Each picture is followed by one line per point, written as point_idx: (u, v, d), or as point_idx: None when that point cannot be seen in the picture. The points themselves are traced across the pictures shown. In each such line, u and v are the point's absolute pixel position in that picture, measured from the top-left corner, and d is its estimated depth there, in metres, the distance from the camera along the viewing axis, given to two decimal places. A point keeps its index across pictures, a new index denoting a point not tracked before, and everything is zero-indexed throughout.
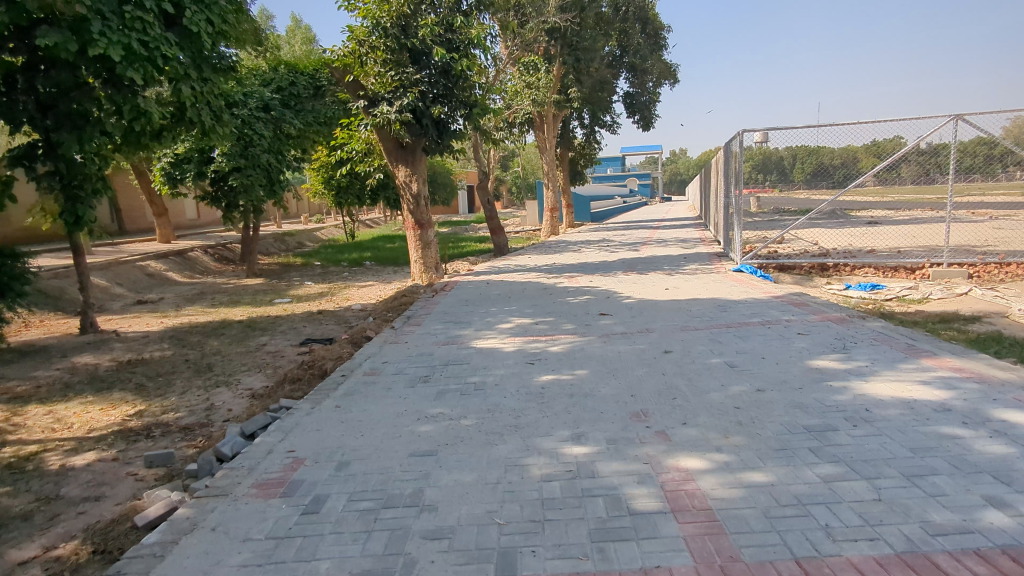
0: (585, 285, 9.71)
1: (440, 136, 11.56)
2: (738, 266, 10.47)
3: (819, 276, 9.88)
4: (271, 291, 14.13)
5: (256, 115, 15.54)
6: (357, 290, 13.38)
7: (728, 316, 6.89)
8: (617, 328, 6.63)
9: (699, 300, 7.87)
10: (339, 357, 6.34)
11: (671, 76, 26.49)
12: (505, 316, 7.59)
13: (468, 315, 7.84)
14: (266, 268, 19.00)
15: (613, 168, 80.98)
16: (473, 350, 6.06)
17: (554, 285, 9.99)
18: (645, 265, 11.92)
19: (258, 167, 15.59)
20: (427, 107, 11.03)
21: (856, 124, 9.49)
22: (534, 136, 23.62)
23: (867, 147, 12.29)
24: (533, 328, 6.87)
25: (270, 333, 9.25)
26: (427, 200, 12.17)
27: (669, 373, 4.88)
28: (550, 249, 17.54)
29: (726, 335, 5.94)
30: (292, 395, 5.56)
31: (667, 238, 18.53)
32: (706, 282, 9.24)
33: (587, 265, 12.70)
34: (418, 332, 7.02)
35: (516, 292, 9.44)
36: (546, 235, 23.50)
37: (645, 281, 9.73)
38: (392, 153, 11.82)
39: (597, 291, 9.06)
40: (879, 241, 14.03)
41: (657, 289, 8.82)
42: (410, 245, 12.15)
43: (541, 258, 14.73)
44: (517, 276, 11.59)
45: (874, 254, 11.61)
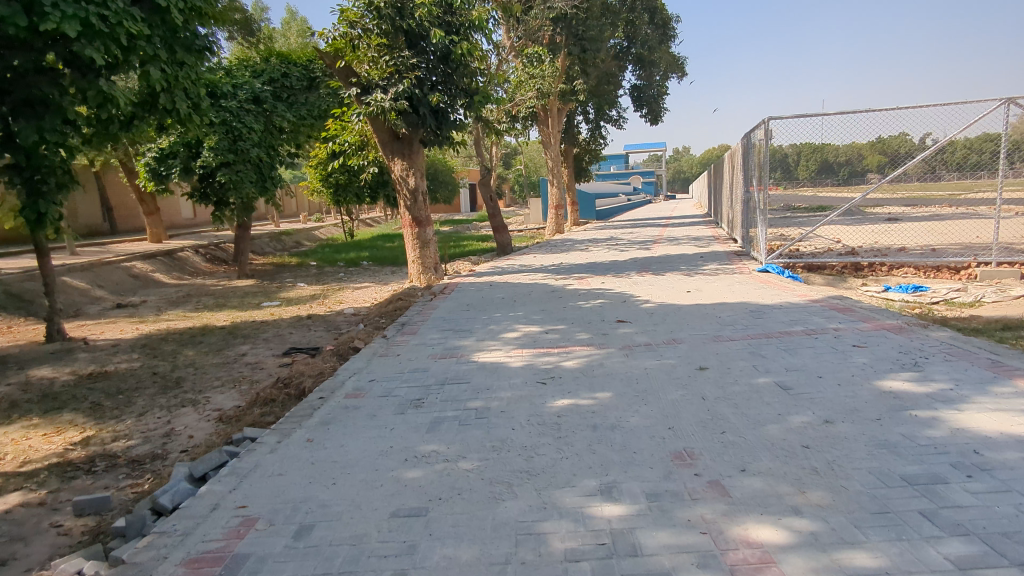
0: (598, 288, 8.87)
1: (440, 126, 10.75)
2: (762, 266, 9.63)
3: (853, 276, 9.05)
4: (261, 293, 13.33)
5: (246, 107, 14.71)
6: (352, 293, 12.58)
7: (764, 323, 6.06)
8: (638, 338, 5.81)
9: (728, 305, 7.04)
10: (320, 373, 5.52)
11: (679, 69, 25.65)
12: (510, 324, 6.77)
13: (469, 322, 7.02)
14: (259, 269, 18.20)
15: (616, 166, 80.14)
16: (473, 365, 5.24)
17: (563, 287, 9.16)
18: (659, 265, 11.07)
19: (248, 162, 14.77)
20: (425, 95, 10.24)
21: (894, 110, 8.68)
22: (538, 131, 22.84)
23: (871, 145, 11.52)
24: (542, 338, 6.05)
25: (253, 341, 8.45)
26: (426, 196, 11.36)
27: (710, 397, 4.06)
28: (556, 248, 16.71)
29: (769, 348, 5.11)
30: (262, 418, 4.75)
31: (678, 235, 17.69)
32: (731, 284, 8.41)
33: (598, 265, 11.87)
34: (412, 343, 6.20)
35: (522, 296, 8.63)
36: (551, 233, 22.66)
37: (664, 283, 8.89)
38: (388, 146, 10.99)
39: (611, 293, 8.22)
40: (907, 239, 13.19)
41: (679, 292, 7.98)
42: (407, 244, 11.33)
43: (546, 258, 13.87)
44: (522, 277, 10.78)
45: (908, 253, 10.77)
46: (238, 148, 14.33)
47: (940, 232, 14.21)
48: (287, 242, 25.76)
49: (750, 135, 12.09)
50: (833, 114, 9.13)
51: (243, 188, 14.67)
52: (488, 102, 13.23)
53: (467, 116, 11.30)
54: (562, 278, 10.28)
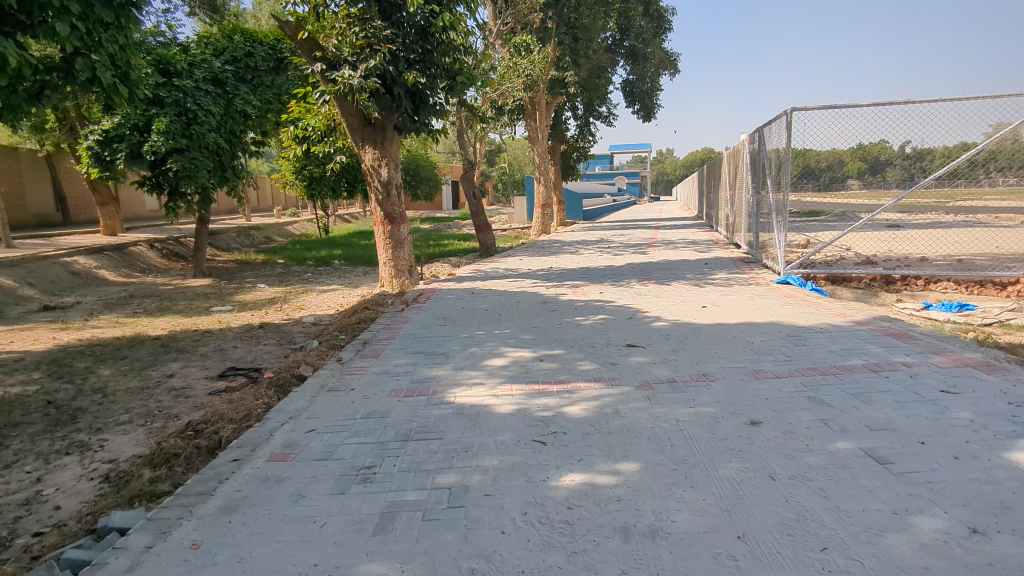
0: (597, 299, 7.68)
1: (418, 113, 9.40)
2: (781, 276, 8.49)
3: (884, 290, 7.98)
4: (215, 295, 11.91)
5: (202, 87, 13.28)
6: (317, 297, 11.28)
7: (810, 352, 4.89)
8: (658, 371, 4.60)
9: (756, 326, 5.86)
10: (249, 413, 4.23)
11: (672, 66, 24.68)
12: (495, 346, 5.52)
13: (444, 343, 5.75)
14: (219, 267, 16.70)
15: (600, 168, 79.39)
16: (448, 410, 3.99)
17: (556, 298, 7.96)
18: (661, 273, 9.90)
19: (205, 149, 13.32)
20: (400, 73, 8.91)
21: (937, 101, 7.63)
22: (525, 125, 21.66)
23: (856, 151, 10.71)
24: (536, 368, 4.81)
25: (189, 356, 7.11)
26: (401, 189, 10.07)
27: (782, 476, 2.86)
28: (543, 249, 15.48)
29: (832, 393, 3.95)
30: (155, 484, 3.45)
31: (673, 239, 16.63)
32: (751, 298, 7.27)
33: (591, 271, 10.70)
34: (373, 372, 4.94)
35: (508, 308, 7.39)
36: (536, 234, 21.46)
37: (672, 295, 7.72)
38: (358, 131, 9.69)
39: (613, 308, 7.02)
40: (923, 249, 12.23)
41: (693, 308, 6.79)
42: (378, 244, 10.01)
43: (533, 262, 12.60)
44: (508, 283, 9.55)
45: (934, 265, 9.77)
46: (192, 132, 12.86)
47: (954, 242, 13.29)
48: (255, 237, 24.20)
49: (759, 131, 11.05)
50: (865, 106, 8.08)
51: (197, 178, 13.21)
52: (472, 90, 11.96)
53: (447, 101, 10.03)
54: (553, 285, 9.10)
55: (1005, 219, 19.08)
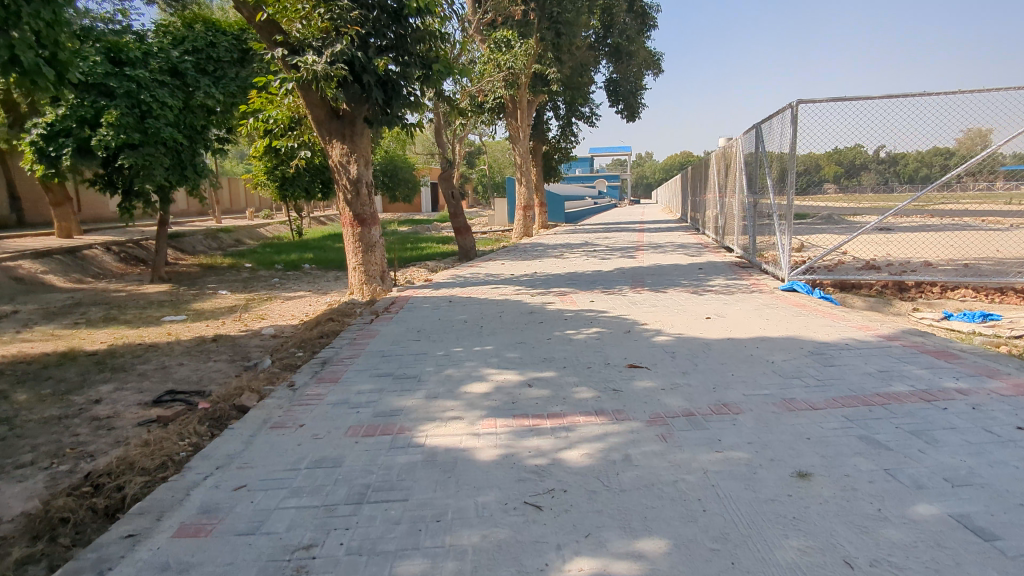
0: (588, 310, 6.94)
1: (389, 106, 8.59)
2: (785, 283, 7.84)
3: (898, 298, 7.37)
4: (170, 302, 10.97)
5: (159, 79, 12.32)
6: (282, 304, 10.40)
7: (842, 375, 4.21)
8: (669, 401, 3.85)
9: (772, 341, 5.18)
10: (169, 459, 3.40)
11: (657, 66, 24.15)
12: (475, 368, 4.75)
13: (416, 363, 4.95)
14: (181, 271, 15.68)
15: (581, 170, 79.03)
16: (417, 456, 3.20)
17: (542, 308, 7.20)
18: (654, 279, 9.19)
19: (161, 145, 12.34)
20: (370, 60, 8.09)
21: (955, 93, 7.06)
22: (506, 124, 20.92)
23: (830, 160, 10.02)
24: (523, 397, 4.04)
25: (125, 376, 6.21)
26: (371, 188, 9.25)
27: (861, 563, 2.13)
28: (525, 253, 14.73)
29: (885, 431, 3.25)
30: (26, 565, 2.60)
31: (661, 242, 16.02)
32: (758, 308, 6.60)
33: (579, 276, 9.98)
34: (329, 402, 4.13)
35: (490, 319, 6.62)
36: (517, 237, 20.70)
37: (671, 305, 7.01)
38: (324, 124, 8.85)
39: (608, 320, 6.29)
40: (923, 253, 11.73)
41: (696, 320, 6.07)
42: (347, 248, 9.16)
43: (516, 266, 11.82)
44: (489, 291, 8.78)
45: (942, 270, 9.21)
46: (147, 126, 11.88)
47: (952, 246, 12.82)
48: (223, 240, 23.08)
49: (755, 128, 10.43)
50: (876, 98, 7.48)
51: (153, 176, 12.23)
52: (448, 83, 11.19)
53: (422, 93, 9.25)
54: (539, 293, 8.35)
55: (994, 222, 18.78)
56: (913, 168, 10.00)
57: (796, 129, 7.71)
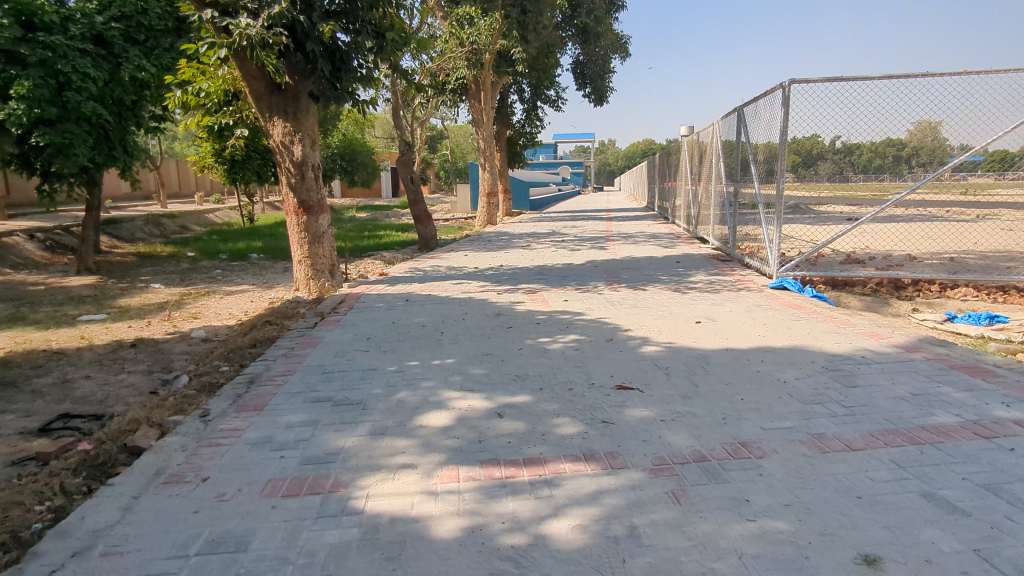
0: (564, 311, 6.20)
1: (337, 79, 7.63)
2: (773, 281, 7.26)
3: (894, 297, 6.85)
4: (93, 298, 9.79)
5: (80, 46, 10.93)
6: (220, 300, 9.36)
7: (871, 399, 3.55)
8: (674, 440, 3.11)
9: (777, 353, 4.51)
10: (13, 537, 2.50)
11: (624, 50, 23.46)
12: (434, 390, 3.95)
13: (362, 385, 4.11)
14: (113, 261, 14.34)
15: (545, 156, 78.39)
16: (353, 532, 2.38)
17: (512, 308, 6.43)
18: (631, 274, 8.50)
19: (83, 121, 11.03)
20: (314, 26, 7.07)
21: (960, 74, 6.51)
22: (469, 107, 19.95)
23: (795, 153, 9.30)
24: (493, 433, 3.25)
25: (13, 394, 5.18)
26: (318, 171, 8.26)
27: None
28: (490, 242, 13.92)
29: (953, 487, 2.57)
30: None
31: (631, 231, 15.43)
32: (751, 310, 5.97)
33: (550, 270, 9.24)
34: (249, 442, 3.27)
35: (453, 323, 5.81)
36: (481, 226, 19.85)
37: (655, 306, 6.31)
38: (264, 99, 7.81)
39: (586, 325, 5.54)
40: (902, 246, 11.38)
41: (686, 326, 5.37)
42: (291, 239, 8.17)
43: (480, 258, 11.00)
44: (452, 287, 7.96)
45: (930, 267, 8.80)
46: (65, 99, 10.52)
47: (927, 238, 12.55)
48: (166, 225, 21.59)
49: (735, 113, 9.81)
50: (875, 79, 6.88)
51: (75, 155, 10.92)
52: (403, 58, 10.23)
53: (375, 66, 8.30)
54: (507, 290, 7.57)
55: (958, 213, 18.79)
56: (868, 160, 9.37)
57: (788, 111, 7.06)
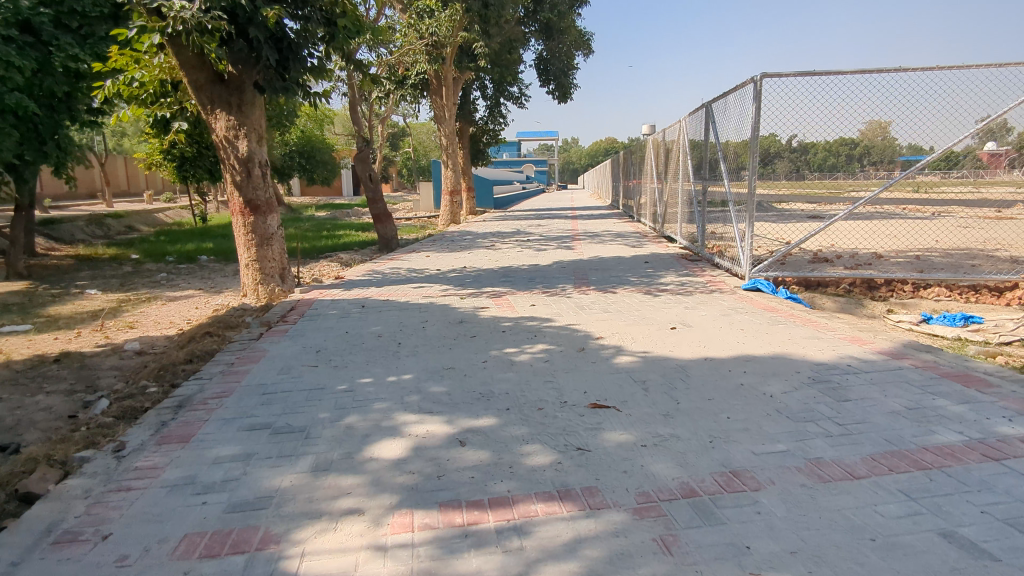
0: (531, 317, 5.82)
1: (285, 69, 7.11)
2: (745, 282, 7.05)
3: (867, 297, 6.70)
4: (20, 306, 8.99)
5: (4, 33, 10.01)
6: (161, 308, 8.70)
7: (866, 415, 3.27)
8: (658, 469, 2.75)
9: (760, 363, 4.21)
10: None
11: (587, 47, 23.27)
12: (388, 414, 3.52)
13: (306, 407, 3.66)
14: (48, 264, 13.40)
15: (509, 154, 78.15)
16: None
17: (476, 315, 6.04)
18: (600, 275, 8.19)
19: (8, 114, 10.02)
20: (258, 9, 6.51)
21: (933, 69, 6.37)
22: (430, 103, 19.43)
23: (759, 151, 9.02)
24: (453, 466, 2.85)
25: None
26: (266, 168, 7.68)
27: None
28: (453, 242, 13.48)
29: (974, 523, 2.28)
30: None
31: (597, 230, 15.18)
32: (727, 313, 5.70)
33: (515, 272, 8.87)
34: (167, 483, 2.79)
35: (411, 332, 5.39)
36: (444, 225, 19.37)
37: (626, 310, 5.99)
38: (205, 90, 7.22)
39: (555, 333, 5.18)
40: (866, 244, 11.39)
41: (660, 333, 5.06)
42: (237, 241, 7.59)
43: (443, 259, 10.56)
44: (412, 290, 7.52)
45: (897, 266, 8.76)
46: None
47: (889, 236, 12.61)
48: (110, 226, 20.48)
49: (703, 110, 9.60)
50: (847, 74, 6.70)
51: None
52: (357, 49, 9.70)
53: (327, 56, 7.79)
54: (471, 294, 7.17)
55: (914, 210, 19.16)
56: (825, 160, 9.17)
57: (759, 106, 6.83)
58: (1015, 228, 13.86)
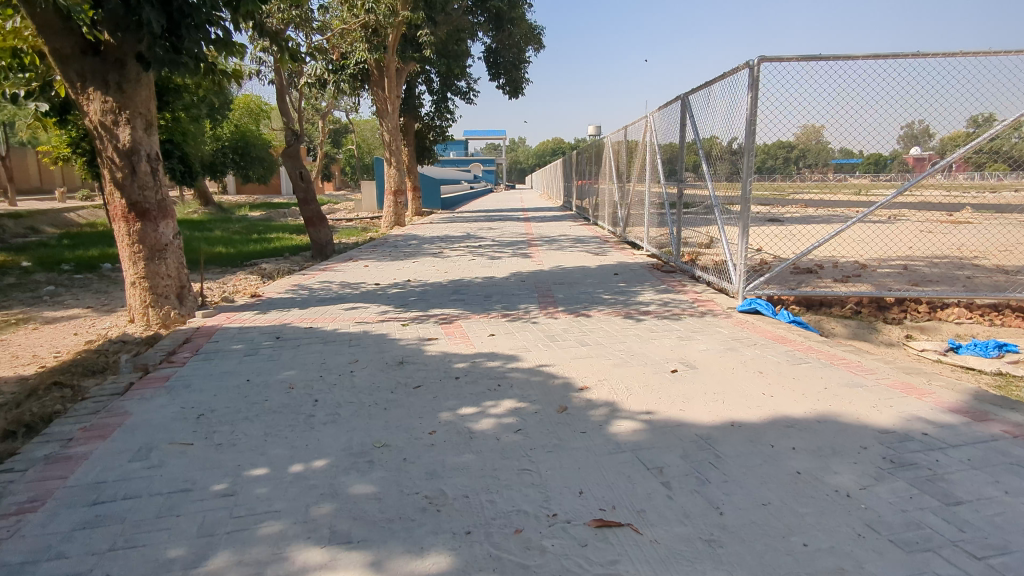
0: (493, 353, 4.62)
1: (178, 37, 5.64)
2: (740, 302, 6.05)
3: (878, 319, 5.81)
4: None
5: None
6: (30, 334, 7.01)
7: (1004, 536, 2.20)
8: None
9: (807, 432, 3.12)
10: None
11: (538, 42, 22.30)
12: (282, 548, 2.24)
13: (151, 537, 2.33)
14: None
15: (456, 152, 76.64)
16: None
17: (422, 350, 4.79)
18: (567, 291, 7.05)
19: None
20: None
21: (954, 55, 5.52)
22: (372, 97, 17.92)
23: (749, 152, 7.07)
24: None
25: None
26: (157, 164, 6.14)
27: None
28: (396, 249, 12.10)
29: None
30: None
31: (554, 234, 14.14)
32: (733, 347, 4.65)
33: (469, 286, 7.66)
34: None
35: (334, 380, 4.08)
36: (387, 227, 17.92)
37: (608, 343, 4.86)
38: (72, 63, 5.66)
39: (523, 381, 3.98)
40: (841, 252, 10.76)
41: (662, 380, 3.92)
42: (120, 253, 6.03)
43: (383, 270, 9.21)
44: (344, 313, 6.18)
45: (889, 279, 8.04)
46: None
47: (858, 243, 12.02)
48: (5, 227, 18.06)
49: (677, 103, 8.56)
50: (856, 59, 5.74)
51: None
52: (271, 20, 8.17)
53: (235, 25, 6.32)
54: (417, 317, 5.90)
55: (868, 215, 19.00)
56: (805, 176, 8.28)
57: (756, 95, 5.81)
58: (975, 233, 13.59)
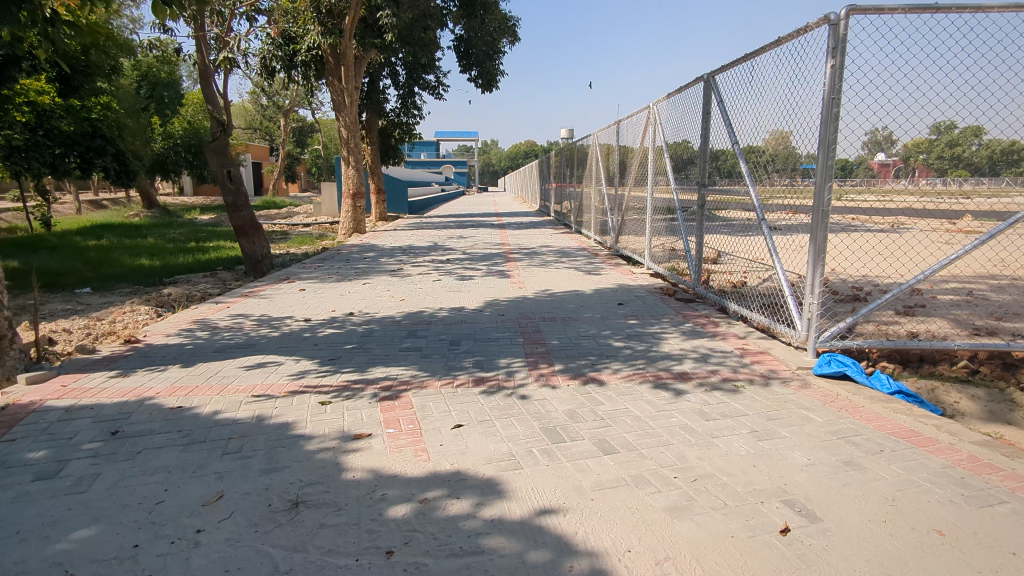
0: (459, 480, 2.69)
1: None
2: (817, 360, 4.24)
3: (1011, 384, 4.10)
4: None
5: None
6: None
7: None
8: None
9: None
10: None
11: (513, 34, 20.56)
12: None
13: None
14: None
15: (426, 154, 74.47)
16: None
17: (339, 467, 2.85)
18: (564, 335, 5.17)
19: None
20: None
21: None
22: (328, 89, 15.88)
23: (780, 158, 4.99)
24: None
25: None
26: None
27: None
28: (347, 264, 10.09)
29: None
30: None
31: (533, 246, 12.28)
32: (856, 462, 2.82)
33: (429, 323, 5.72)
34: None
35: (156, 563, 2.15)
36: (344, 234, 15.89)
37: (647, 448, 2.99)
38: None
39: (515, 567, 2.09)
40: (870, 271, 9.14)
41: (776, 564, 2.08)
42: None
43: (322, 296, 7.21)
44: (242, 378, 4.19)
45: (961, 311, 6.37)
46: None
47: (880, 259, 10.44)
48: None
49: (695, 87, 6.76)
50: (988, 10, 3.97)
51: None
52: None
53: None
54: (347, 387, 3.96)
55: None
56: None
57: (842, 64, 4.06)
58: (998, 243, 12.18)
